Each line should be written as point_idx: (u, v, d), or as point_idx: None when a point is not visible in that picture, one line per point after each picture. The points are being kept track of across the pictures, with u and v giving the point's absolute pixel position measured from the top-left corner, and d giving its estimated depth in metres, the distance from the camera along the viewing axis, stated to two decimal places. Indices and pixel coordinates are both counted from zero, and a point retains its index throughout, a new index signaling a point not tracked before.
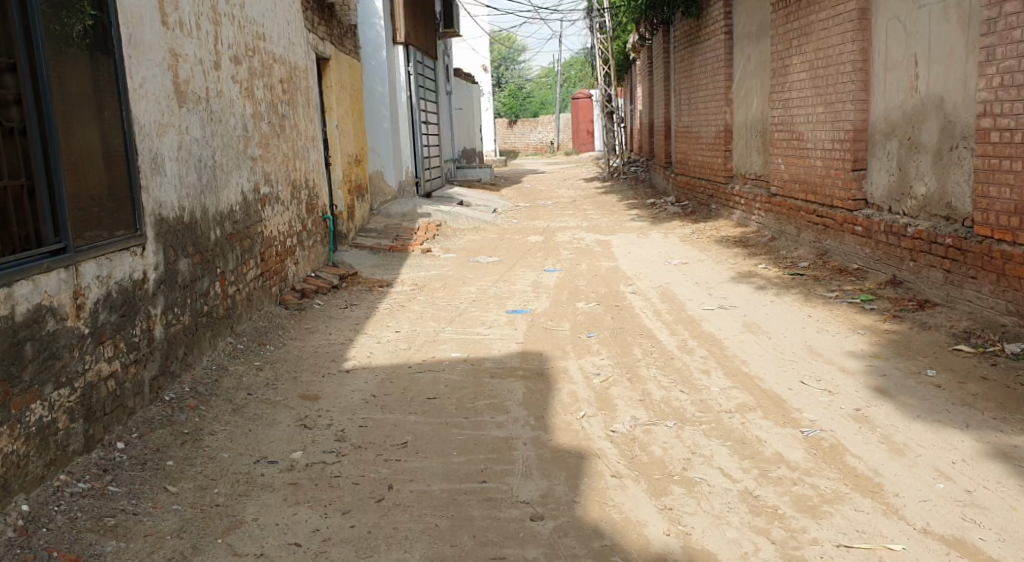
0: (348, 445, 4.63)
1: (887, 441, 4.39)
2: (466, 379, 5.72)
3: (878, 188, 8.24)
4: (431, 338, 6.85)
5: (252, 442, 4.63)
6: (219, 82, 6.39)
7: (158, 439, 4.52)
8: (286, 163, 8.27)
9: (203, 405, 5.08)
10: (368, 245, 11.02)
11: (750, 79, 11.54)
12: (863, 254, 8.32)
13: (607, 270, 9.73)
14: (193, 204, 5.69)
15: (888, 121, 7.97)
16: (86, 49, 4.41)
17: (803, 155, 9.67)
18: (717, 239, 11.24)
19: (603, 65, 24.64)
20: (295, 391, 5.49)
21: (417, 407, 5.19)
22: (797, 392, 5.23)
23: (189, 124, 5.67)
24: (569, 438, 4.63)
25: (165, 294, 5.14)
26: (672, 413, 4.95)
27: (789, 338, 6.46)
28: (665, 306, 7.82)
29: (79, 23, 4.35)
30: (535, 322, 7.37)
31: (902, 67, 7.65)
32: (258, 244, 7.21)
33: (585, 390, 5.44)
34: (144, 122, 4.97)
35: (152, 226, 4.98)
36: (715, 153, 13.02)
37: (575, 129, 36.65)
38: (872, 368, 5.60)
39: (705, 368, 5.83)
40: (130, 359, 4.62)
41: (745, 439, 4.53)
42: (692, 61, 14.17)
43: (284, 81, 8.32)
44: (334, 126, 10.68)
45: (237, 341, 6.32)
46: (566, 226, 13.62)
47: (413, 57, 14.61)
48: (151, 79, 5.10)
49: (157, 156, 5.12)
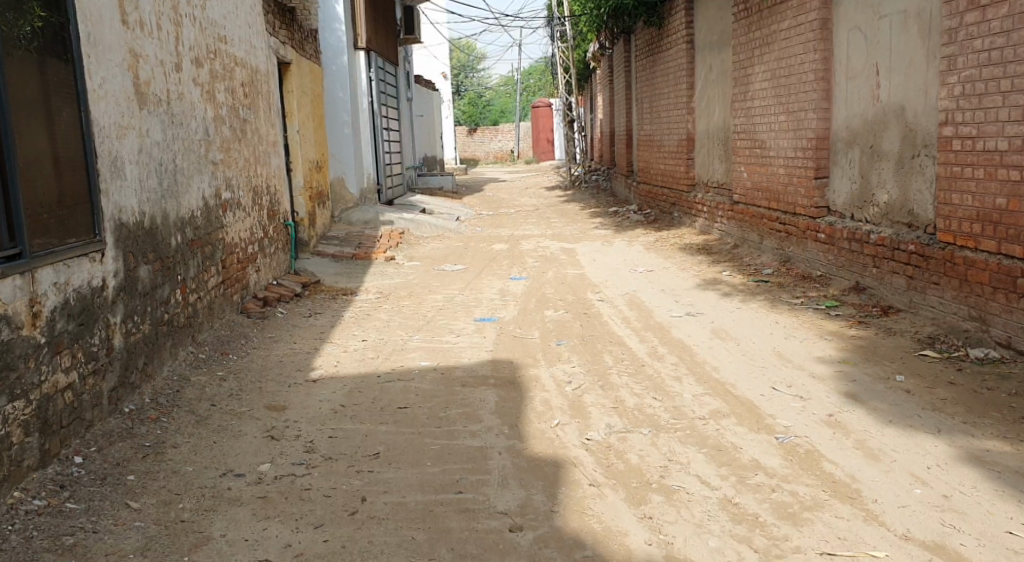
0: (318, 456, 4.51)
1: (862, 446, 4.37)
2: (437, 388, 5.64)
3: (840, 196, 8.31)
4: (399, 347, 6.75)
5: (217, 455, 4.49)
6: (180, 84, 6.23)
7: (118, 452, 4.36)
8: (248, 168, 8.11)
9: (166, 417, 4.93)
10: (330, 253, 10.87)
11: (711, 88, 11.59)
12: (826, 260, 8.37)
13: (573, 277, 9.71)
14: (154, 209, 5.53)
15: (850, 129, 8.04)
16: (34, 53, 4.15)
17: (766, 163, 9.73)
18: (681, 246, 11.27)
19: (564, 74, 24.77)
20: (261, 402, 5.35)
21: (387, 417, 5.08)
22: (770, 397, 5.22)
23: (149, 127, 5.50)
24: (544, 447, 4.58)
25: (125, 302, 4.97)
26: (646, 419, 4.92)
27: (758, 344, 6.47)
28: (634, 313, 7.80)
29: (28, 25, 4.11)
30: (504, 330, 7.31)
31: (864, 76, 7.71)
32: (219, 251, 7.04)
33: (558, 397, 5.39)
34: (104, 122, 4.81)
35: (112, 232, 4.82)
36: (677, 161, 13.06)
37: (535, 138, 36.77)
38: (842, 373, 5.61)
39: (677, 374, 5.81)
40: (89, 370, 4.44)
41: (721, 446, 4.49)
42: (653, 70, 14.24)
43: (245, 85, 8.16)
44: (294, 132, 10.53)
45: (199, 351, 6.15)
46: (530, 234, 13.58)
47: (374, 62, 14.50)
48: (111, 80, 4.95)
49: (117, 158, 4.96)
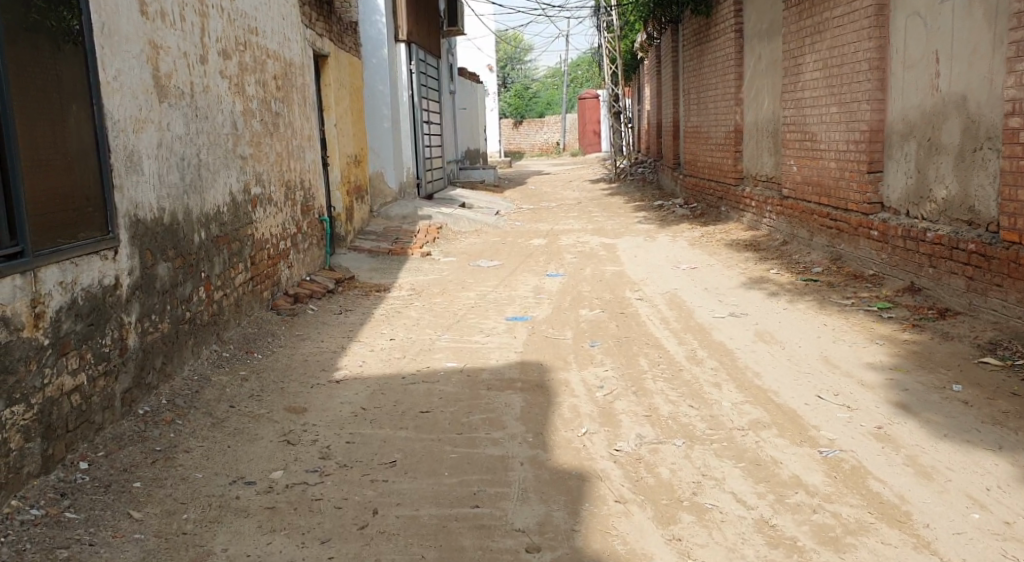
0: (333, 463, 4.32)
1: (913, 462, 4.05)
2: (462, 391, 5.46)
3: (894, 191, 7.92)
4: (427, 347, 6.57)
5: (230, 460, 4.32)
6: (205, 77, 6.08)
7: (126, 457, 4.21)
8: (281, 163, 7.98)
9: (181, 419, 4.77)
10: (367, 248, 10.75)
11: (761, 78, 11.21)
12: (879, 259, 7.99)
13: (612, 275, 9.45)
14: (175, 205, 5.38)
15: (906, 121, 7.64)
16: (84, 46, 4.33)
17: (817, 156, 9.34)
18: (726, 242, 10.93)
19: (611, 65, 24.44)
20: (282, 403, 5.18)
21: (409, 422, 4.89)
22: (814, 408, 4.94)
23: (170, 120, 5.36)
24: (570, 458, 4.38)
25: (141, 300, 4.81)
26: (681, 430, 4.70)
27: (803, 348, 6.17)
28: (673, 313, 7.53)
29: (76, 19, 4.28)
30: (536, 329, 7.09)
31: (922, 65, 7.31)
32: (248, 247, 6.90)
33: (587, 404, 5.22)
34: (118, 116, 4.65)
35: (127, 228, 4.66)
36: (725, 154, 12.69)
37: (581, 130, 36.44)
38: (892, 381, 5.27)
39: (716, 381, 5.55)
40: (98, 371, 4.30)
41: (760, 461, 4.23)
42: (701, 60, 13.86)
43: (278, 78, 8.01)
44: (332, 126, 10.38)
45: (223, 350, 6.01)
46: (571, 229, 13.32)
47: (415, 55, 14.33)
48: (127, 72, 4.78)
49: (134, 153, 4.80)
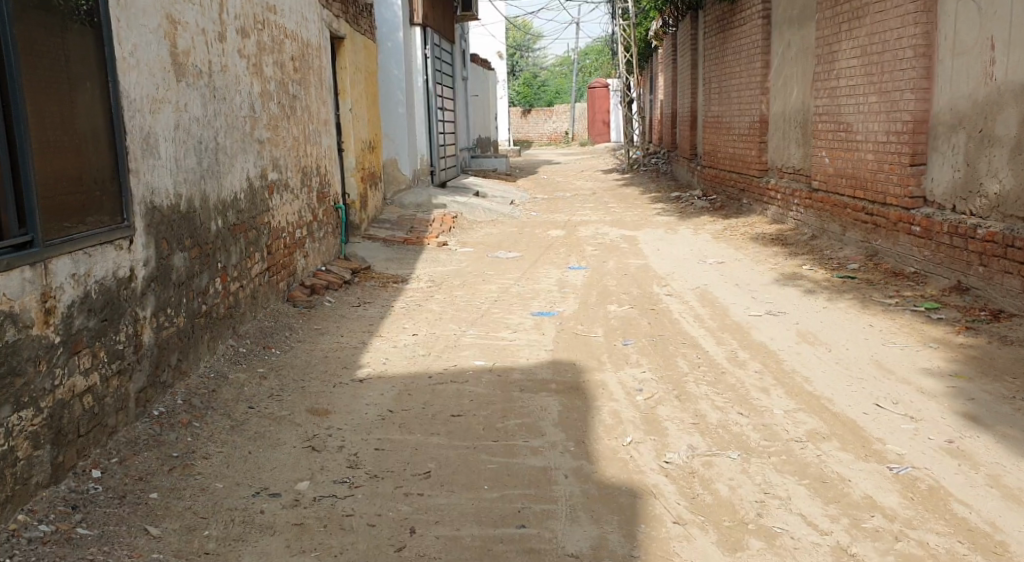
0: (362, 473, 4.00)
1: (997, 484, 3.84)
2: (494, 393, 5.15)
3: (939, 185, 7.57)
4: (452, 344, 6.25)
5: (252, 469, 4.00)
6: (223, 56, 5.73)
7: (142, 465, 3.87)
8: (297, 148, 7.64)
9: (198, 421, 4.43)
10: (381, 237, 10.44)
11: (790, 66, 10.82)
12: (921, 256, 7.66)
13: (637, 269, 9.09)
14: (192, 190, 5.04)
15: (955, 111, 7.29)
16: (98, 22, 3.99)
17: (853, 147, 8.98)
18: (753, 236, 10.58)
19: (625, 54, 24.08)
20: (303, 405, 4.85)
21: (440, 427, 4.57)
22: (874, 417, 4.63)
23: (188, 100, 5.01)
24: (617, 471, 4.09)
25: (157, 293, 4.47)
26: (734, 441, 4.40)
27: (851, 351, 5.84)
28: (707, 310, 7.17)
29: None
30: (565, 326, 6.76)
31: (975, 52, 6.96)
32: (264, 236, 6.57)
33: (628, 409, 4.90)
34: (134, 95, 4.30)
35: (142, 216, 4.32)
36: (748, 145, 12.31)
37: (591, 119, 36.04)
38: (956, 390, 4.98)
39: (763, 386, 5.22)
40: (112, 370, 3.96)
41: (825, 477, 3.95)
42: (724, 47, 13.48)
43: (296, 59, 7.66)
44: (348, 110, 10.03)
45: (240, 345, 5.68)
46: (589, 220, 12.96)
47: (430, 39, 13.95)
48: (144, 46, 4.43)
49: (150, 134, 4.46)
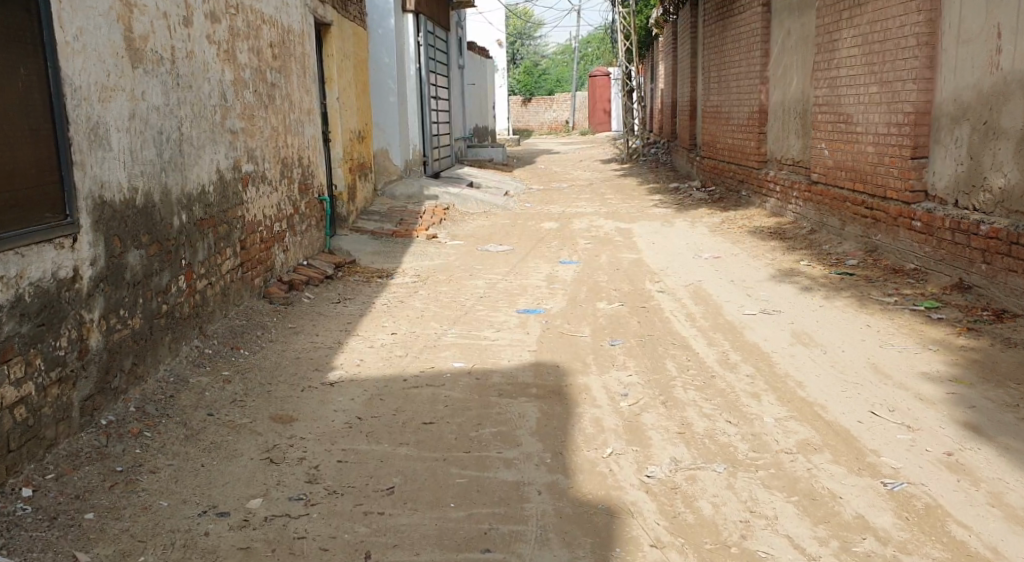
0: (321, 489, 3.74)
1: (999, 503, 3.57)
2: (470, 398, 4.88)
3: (941, 179, 7.29)
4: (431, 343, 5.97)
5: (203, 484, 3.75)
6: (189, 42, 5.45)
7: (81, 481, 3.66)
8: (276, 138, 7.36)
9: (151, 430, 4.19)
10: (369, 229, 10.17)
11: (790, 54, 10.51)
12: (922, 252, 7.38)
13: (630, 263, 8.83)
14: (150, 183, 4.77)
15: (958, 102, 7.00)
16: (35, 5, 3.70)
17: (853, 139, 8.68)
18: (750, 229, 10.29)
19: (626, 42, 23.76)
20: (268, 411, 4.59)
21: (411, 436, 4.31)
22: (870, 427, 4.36)
23: (146, 88, 4.74)
24: (594, 486, 3.83)
25: (108, 294, 4.21)
26: (720, 452, 4.13)
27: (848, 352, 5.57)
28: (700, 308, 6.90)
29: None
30: (550, 325, 6.50)
31: (980, 40, 6.66)
32: (237, 231, 6.30)
33: (611, 416, 4.64)
34: (79, 83, 4.02)
35: (89, 212, 4.05)
36: (747, 136, 12.01)
37: (592, 108, 35.71)
38: (956, 397, 4.70)
39: (755, 391, 4.95)
40: (51, 379, 3.74)
41: (815, 494, 3.69)
42: (724, 35, 13.15)
43: (275, 45, 7.37)
44: (335, 99, 9.74)
45: (206, 346, 5.41)
46: (584, 211, 12.68)
47: (423, 26, 13.62)
48: (92, 31, 4.15)
49: (99, 125, 4.19)
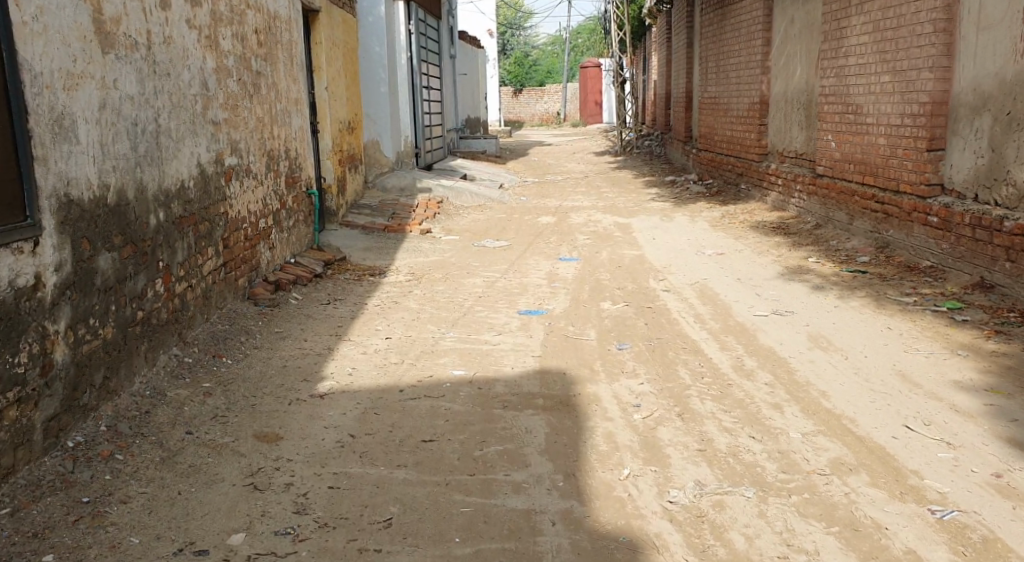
0: (310, 520, 3.39)
1: None
2: (472, 411, 4.52)
3: (959, 172, 6.96)
4: (427, 349, 5.60)
5: (179, 516, 3.40)
6: (167, 25, 5.06)
7: (41, 515, 3.32)
8: (261, 129, 6.95)
9: (123, 452, 3.82)
10: (359, 224, 9.78)
11: (794, 42, 10.15)
12: (940, 249, 7.04)
13: (631, 260, 8.48)
14: (124, 179, 4.38)
15: (978, 91, 6.66)
16: None
17: (862, 131, 8.34)
18: (753, 224, 9.96)
19: (619, 32, 23.41)
20: (251, 428, 4.21)
21: (409, 456, 3.94)
22: (906, 443, 4.02)
23: (119, 76, 4.35)
24: (613, 514, 3.48)
25: (76, 302, 3.83)
26: (748, 474, 3.78)
27: (871, 358, 5.23)
28: (708, 309, 6.55)
29: None
30: (554, 326, 6.15)
31: (1003, 26, 6.33)
32: (219, 229, 5.90)
33: (624, 431, 4.29)
34: (40, 70, 3.62)
35: (53, 212, 3.67)
36: (747, 127, 11.65)
37: (583, 100, 35.31)
38: (996, 409, 4.37)
39: (776, 402, 4.60)
40: (8, 400, 3.39)
41: (858, 525, 3.35)
42: (723, 25, 12.78)
43: (260, 31, 6.95)
44: (323, 89, 9.32)
45: (186, 354, 5.03)
46: (580, 205, 12.32)
47: (413, 14, 13.20)
48: (55, 11, 3.75)
49: (64, 116, 3.80)
